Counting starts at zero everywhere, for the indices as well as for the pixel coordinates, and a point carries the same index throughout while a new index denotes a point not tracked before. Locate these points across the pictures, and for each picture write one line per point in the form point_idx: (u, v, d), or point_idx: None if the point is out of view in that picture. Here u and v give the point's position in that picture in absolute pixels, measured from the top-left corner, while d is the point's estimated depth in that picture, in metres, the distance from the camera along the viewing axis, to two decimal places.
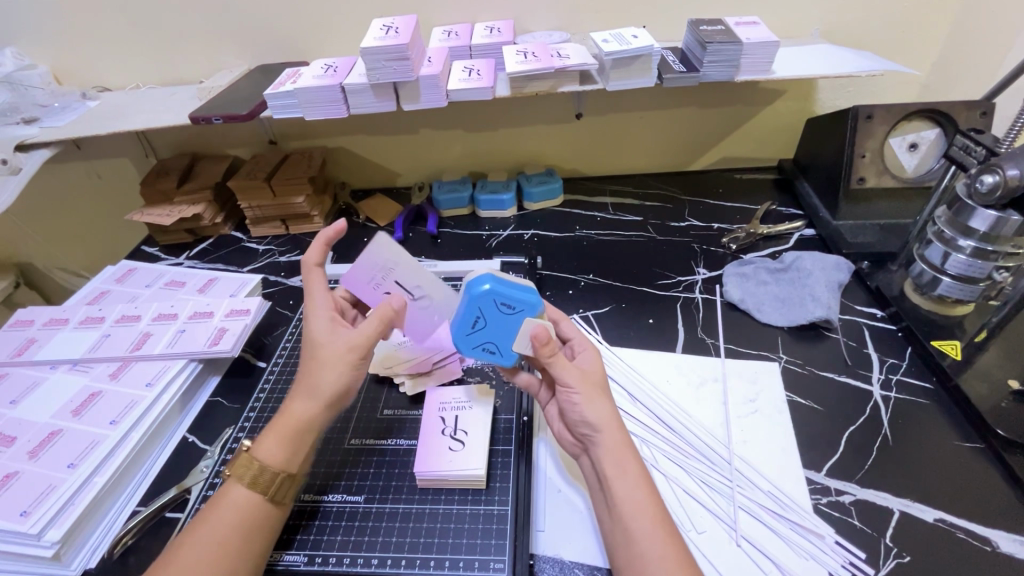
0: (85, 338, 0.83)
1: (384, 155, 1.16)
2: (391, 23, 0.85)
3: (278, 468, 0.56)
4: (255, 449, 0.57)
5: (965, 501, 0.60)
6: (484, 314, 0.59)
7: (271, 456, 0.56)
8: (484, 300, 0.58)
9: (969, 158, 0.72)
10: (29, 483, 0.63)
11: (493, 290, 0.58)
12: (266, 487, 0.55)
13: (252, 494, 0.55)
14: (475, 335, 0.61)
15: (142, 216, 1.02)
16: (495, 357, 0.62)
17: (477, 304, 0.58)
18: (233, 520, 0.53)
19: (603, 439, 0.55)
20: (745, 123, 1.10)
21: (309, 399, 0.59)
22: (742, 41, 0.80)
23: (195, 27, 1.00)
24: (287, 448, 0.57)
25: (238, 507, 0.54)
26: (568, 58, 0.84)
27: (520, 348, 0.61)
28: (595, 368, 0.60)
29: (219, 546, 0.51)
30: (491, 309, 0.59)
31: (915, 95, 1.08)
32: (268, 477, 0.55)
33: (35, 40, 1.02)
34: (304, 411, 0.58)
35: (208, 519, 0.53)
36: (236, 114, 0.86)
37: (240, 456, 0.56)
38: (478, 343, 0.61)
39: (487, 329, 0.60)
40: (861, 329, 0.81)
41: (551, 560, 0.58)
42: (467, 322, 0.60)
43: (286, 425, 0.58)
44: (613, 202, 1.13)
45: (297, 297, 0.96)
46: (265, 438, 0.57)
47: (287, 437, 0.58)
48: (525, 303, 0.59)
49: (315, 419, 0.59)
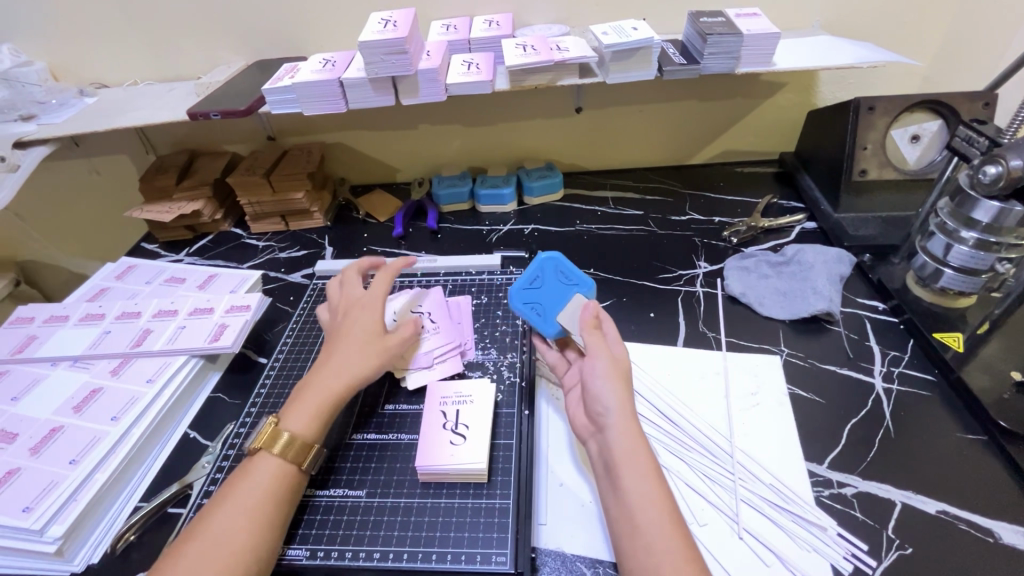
0: (86, 335, 0.83)
1: (383, 151, 1.15)
2: (389, 17, 0.84)
3: (308, 438, 0.58)
4: (288, 419, 0.58)
5: (968, 493, 0.60)
6: (543, 275, 0.70)
7: (304, 427, 0.58)
8: (548, 266, 0.70)
9: (972, 149, 0.71)
10: (31, 479, 0.63)
11: (559, 258, 0.71)
12: (297, 456, 0.57)
13: (281, 463, 0.56)
14: (529, 293, 0.70)
15: (141, 213, 1.02)
16: (537, 320, 0.70)
17: (542, 267, 0.71)
18: (265, 487, 0.54)
19: (619, 427, 0.55)
20: (746, 116, 1.09)
21: (339, 375, 0.62)
22: (742, 33, 0.79)
23: (193, 24, 1.00)
24: (317, 419, 0.59)
25: (269, 476, 0.55)
26: (567, 51, 0.83)
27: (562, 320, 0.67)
28: (625, 356, 0.62)
29: (255, 510, 0.52)
30: (552, 272, 0.70)
31: (916, 87, 1.07)
32: (301, 445, 0.57)
33: (31, 37, 1.01)
34: (334, 385, 0.61)
35: (235, 490, 0.54)
36: (234, 110, 0.86)
37: (271, 428, 0.57)
38: (529, 301, 0.70)
39: (541, 292, 0.70)
40: (863, 321, 0.80)
41: (553, 553, 0.58)
42: (528, 279, 0.70)
43: (319, 398, 0.60)
44: (613, 197, 1.12)
45: (298, 293, 0.96)
46: (297, 411, 0.59)
47: (320, 409, 0.60)
48: (581, 280, 0.69)
49: (342, 394, 0.62)
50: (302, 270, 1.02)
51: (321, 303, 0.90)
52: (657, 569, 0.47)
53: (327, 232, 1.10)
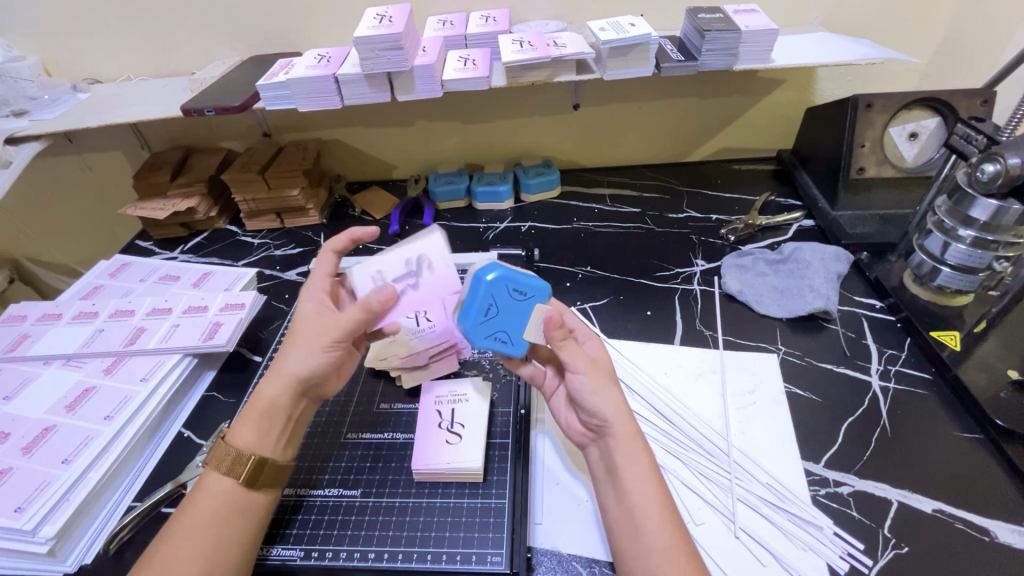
0: (79, 333, 0.83)
1: (380, 148, 1.15)
2: (384, 12, 0.84)
3: (248, 449, 0.56)
4: (228, 435, 0.57)
5: (965, 492, 0.60)
6: (497, 301, 0.58)
7: (243, 439, 0.57)
8: (498, 287, 0.58)
9: (970, 146, 0.71)
10: (23, 479, 0.62)
11: (505, 276, 0.58)
12: (239, 472, 0.55)
13: (227, 480, 0.55)
14: (487, 323, 0.59)
15: (135, 210, 1.01)
16: (506, 348, 0.60)
17: (492, 290, 0.58)
18: (214, 507, 0.53)
19: (614, 429, 0.55)
20: (744, 113, 1.09)
21: (277, 379, 0.59)
22: (741, 30, 0.79)
23: (186, 19, 0.99)
24: (256, 429, 0.57)
25: (219, 496, 0.54)
26: (564, 48, 0.82)
27: (531, 338, 0.59)
28: (603, 358, 0.59)
29: (206, 531, 0.52)
30: (505, 295, 0.58)
31: (915, 85, 1.07)
32: (240, 460, 0.55)
33: (23, 31, 1.00)
34: (273, 393, 0.59)
35: (185, 513, 0.53)
36: (228, 106, 0.85)
37: (217, 446, 0.57)
38: (490, 332, 0.59)
39: (500, 316, 0.59)
40: (861, 320, 0.80)
41: (548, 553, 0.57)
42: (479, 309, 0.58)
43: (257, 407, 0.58)
44: (610, 194, 1.12)
45: (293, 290, 0.96)
46: (239, 424, 0.58)
47: (258, 418, 0.58)
48: (538, 289, 0.59)
49: (283, 399, 0.59)
50: (297, 267, 1.01)
51: None
52: (661, 570, 0.47)
53: (323, 229, 1.10)
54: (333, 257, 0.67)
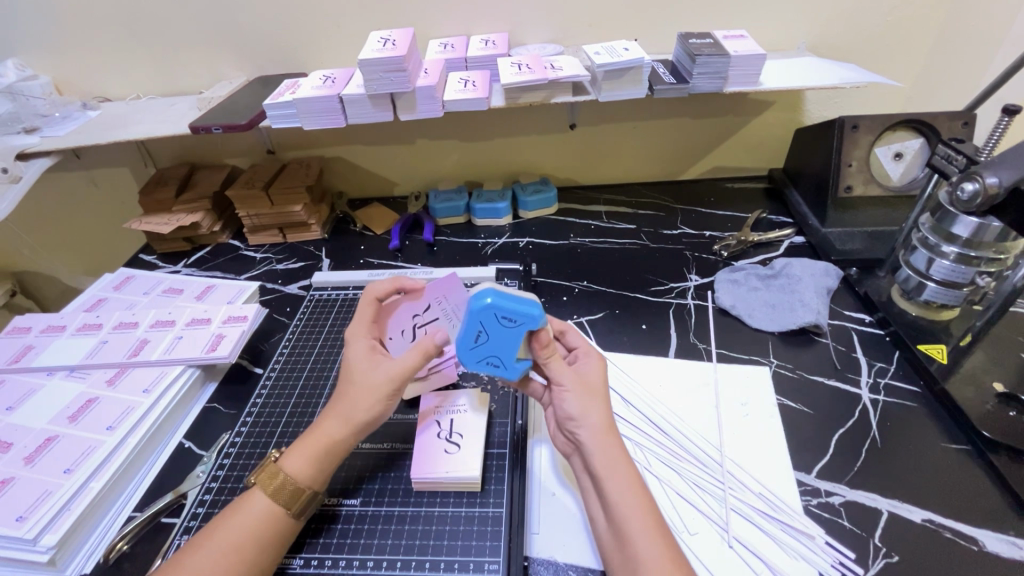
0: (83, 345, 0.84)
1: (382, 165, 1.18)
2: (388, 36, 0.87)
3: (304, 483, 0.57)
4: (285, 461, 0.58)
5: (952, 501, 0.61)
6: (486, 328, 0.59)
7: (300, 471, 0.57)
8: (486, 314, 0.58)
9: (950, 166, 0.74)
10: (25, 489, 0.63)
11: (495, 303, 0.58)
12: (289, 501, 0.56)
13: (274, 504, 0.56)
14: (479, 349, 0.61)
15: (141, 224, 1.03)
16: (499, 370, 0.62)
17: (480, 318, 0.59)
18: (253, 527, 0.54)
19: (594, 442, 0.57)
20: (736, 133, 1.12)
21: (343, 420, 0.60)
22: (730, 54, 0.82)
23: (197, 41, 1.02)
24: (315, 465, 0.58)
25: (259, 515, 0.55)
26: (561, 70, 0.86)
27: (523, 361, 0.61)
28: (594, 374, 0.61)
29: (242, 547, 0.52)
30: (493, 322, 0.59)
31: (899, 107, 1.11)
32: (294, 490, 0.56)
33: (37, 52, 1.03)
34: (335, 431, 0.60)
35: (223, 523, 0.54)
36: (235, 124, 0.88)
37: (270, 467, 0.57)
38: (482, 357, 0.61)
39: (490, 343, 0.60)
40: (850, 333, 0.82)
41: (545, 562, 0.58)
42: (470, 335, 0.60)
43: (318, 442, 0.59)
44: (606, 211, 1.14)
45: (294, 304, 0.97)
46: (296, 452, 0.59)
47: (317, 454, 0.59)
48: (527, 316, 0.58)
49: (346, 441, 0.60)
50: (299, 281, 1.03)
51: (319, 315, 0.92)
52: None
53: (324, 244, 1.12)
54: (373, 304, 0.70)
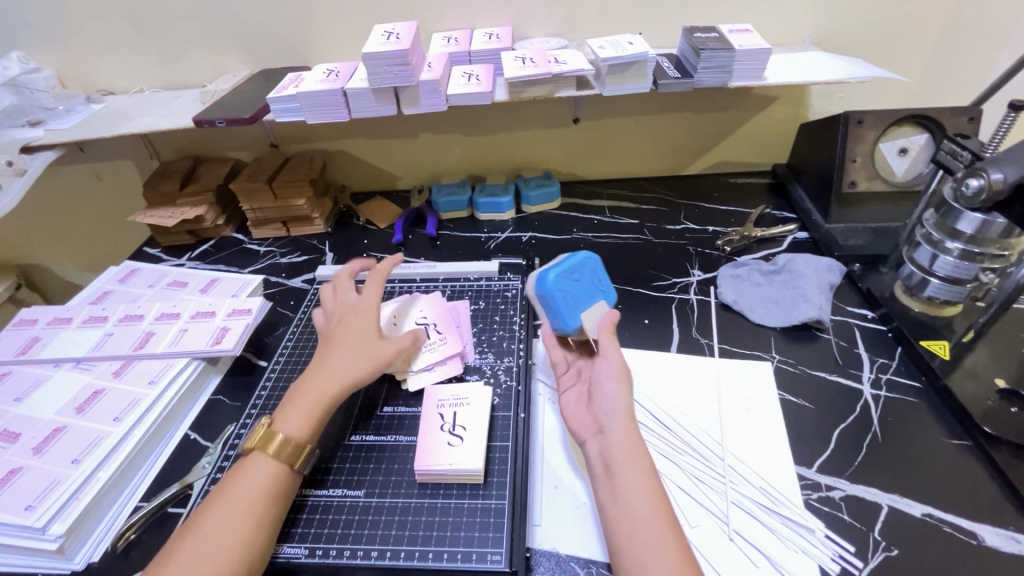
0: (89, 337, 0.85)
1: (386, 160, 1.18)
2: (392, 30, 0.86)
3: (302, 438, 0.60)
4: (284, 419, 0.60)
5: (952, 496, 0.61)
6: (581, 275, 0.70)
7: (299, 426, 0.60)
8: (588, 266, 0.71)
9: (955, 162, 0.73)
10: (34, 478, 0.64)
11: (598, 266, 0.72)
12: (289, 455, 0.58)
13: (274, 465, 0.57)
14: (566, 285, 0.69)
15: (145, 217, 1.03)
16: (561, 315, 0.68)
17: (581, 265, 0.71)
18: (258, 489, 0.56)
19: (627, 425, 0.59)
20: (740, 128, 1.12)
21: (338, 378, 0.64)
22: (735, 48, 0.82)
23: (201, 35, 1.02)
24: (312, 419, 0.62)
25: (262, 477, 0.56)
26: (565, 64, 0.85)
27: (586, 318, 0.69)
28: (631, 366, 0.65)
29: (246, 515, 0.54)
30: (587, 275, 0.71)
31: (906, 103, 1.10)
32: (294, 444, 0.59)
33: (41, 44, 1.03)
34: (333, 388, 0.63)
35: (225, 495, 0.55)
36: (239, 117, 0.88)
37: (264, 431, 0.59)
38: (564, 292, 0.68)
39: (575, 287, 0.69)
40: (853, 329, 0.82)
41: (547, 553, 0.59)
42: (569, 270, 0.69)
43: (316, 399, 0.62)
44: (609, 206, 1.14)
45: (298, 297, 0.98)
46: (295, 410, 0.61)
47: (315, 410, 0.62)
48: (608, 291, 0.73)
49: (340, 398, 0.64)
50: (302, 275, 1.03)
51: (322, 308, 0.92)
52: (659, 563, 0.49)
53: (328, 238, 1.12)
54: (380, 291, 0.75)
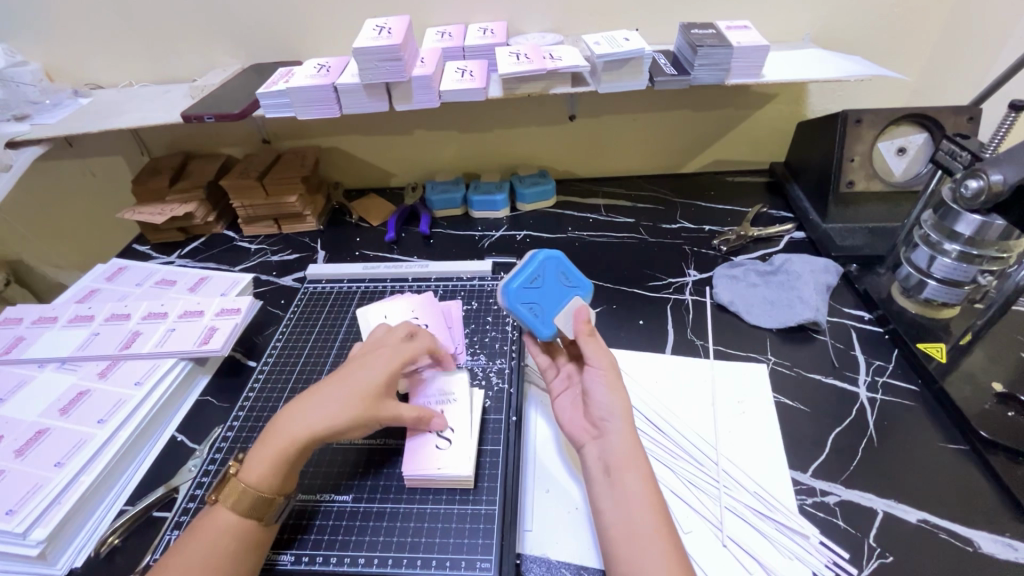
0: (75, 337, 0.83)
1: (379, 156, 1.16)
2: (384, 24, 0.85)
3: (262, 491, 0.55)
4: (245, 470, 0.56)
5: (948, 501, 0.61)
6: (544, 277, 0.68)
7: (259, 477, 0.55)
8: (550, 265, 0.68)
9: (954, 163, 0.72)
10: (15, 482, 0.63)
11: (563, 261, 0.69)
12: (251, 509, 0.55)
13: (239, 516, 0.54)
14: (529, 292, 0.66)
15: (134, 214, 1.01)
16: (535, 322, 0.66)
17: (541, 266, 0.68)
18: (224, 540, 0.53)
19: (624, 431, 0.57)
20: (738, 126, 1.11)
21: (306, 425, 0.58)
22: (733, 45, 0.81)
23: (190, 28, 1.00)
24: (275, 469, 0.56)
25: (224, 528, 0.54)
26: (560, 60, 0.84)
27: (559, 322, 0.65)
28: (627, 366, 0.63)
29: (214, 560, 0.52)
30: (552, 274, 0.68)
31: (905, 101, 1.09)
32: (254, 497, 0.55)
33: (27, 37, 1.01)
34: (298, 435, 0.58)
35: (199, 534, 0.54)
36: (228, 113, 0.86)
37: (231, 479, 0.56)
38: (527, 300, 0.66)
39: (539, 291, 0.67)
40: (849, 331, 0.81)
41: (538, 560, 0.58)
42: (528, 276, 0.67)
43: (282, 446, 0.57)
44: (605, 204, 1.13)
45: (289, 296, 0.96)
46: (258, 458, 0.57)
47: (278, 459, 0.57)
48: (581, 283, 0.69)
49: (309, 445, 0.58)
50: (293, 273, 1.01)
51: (312, 307, 0.91)
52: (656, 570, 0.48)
53: (320, 236, 1.10)
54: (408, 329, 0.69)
